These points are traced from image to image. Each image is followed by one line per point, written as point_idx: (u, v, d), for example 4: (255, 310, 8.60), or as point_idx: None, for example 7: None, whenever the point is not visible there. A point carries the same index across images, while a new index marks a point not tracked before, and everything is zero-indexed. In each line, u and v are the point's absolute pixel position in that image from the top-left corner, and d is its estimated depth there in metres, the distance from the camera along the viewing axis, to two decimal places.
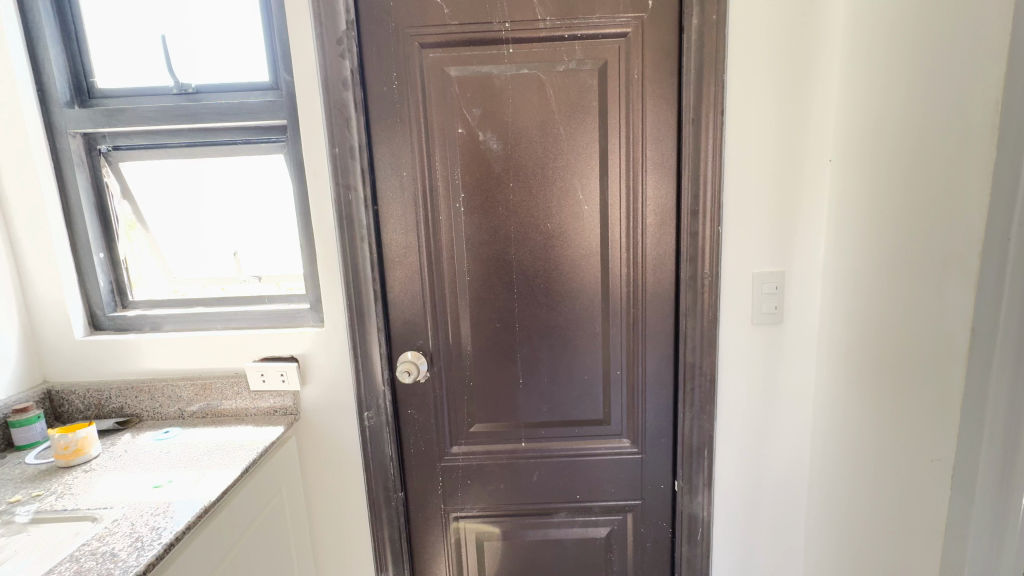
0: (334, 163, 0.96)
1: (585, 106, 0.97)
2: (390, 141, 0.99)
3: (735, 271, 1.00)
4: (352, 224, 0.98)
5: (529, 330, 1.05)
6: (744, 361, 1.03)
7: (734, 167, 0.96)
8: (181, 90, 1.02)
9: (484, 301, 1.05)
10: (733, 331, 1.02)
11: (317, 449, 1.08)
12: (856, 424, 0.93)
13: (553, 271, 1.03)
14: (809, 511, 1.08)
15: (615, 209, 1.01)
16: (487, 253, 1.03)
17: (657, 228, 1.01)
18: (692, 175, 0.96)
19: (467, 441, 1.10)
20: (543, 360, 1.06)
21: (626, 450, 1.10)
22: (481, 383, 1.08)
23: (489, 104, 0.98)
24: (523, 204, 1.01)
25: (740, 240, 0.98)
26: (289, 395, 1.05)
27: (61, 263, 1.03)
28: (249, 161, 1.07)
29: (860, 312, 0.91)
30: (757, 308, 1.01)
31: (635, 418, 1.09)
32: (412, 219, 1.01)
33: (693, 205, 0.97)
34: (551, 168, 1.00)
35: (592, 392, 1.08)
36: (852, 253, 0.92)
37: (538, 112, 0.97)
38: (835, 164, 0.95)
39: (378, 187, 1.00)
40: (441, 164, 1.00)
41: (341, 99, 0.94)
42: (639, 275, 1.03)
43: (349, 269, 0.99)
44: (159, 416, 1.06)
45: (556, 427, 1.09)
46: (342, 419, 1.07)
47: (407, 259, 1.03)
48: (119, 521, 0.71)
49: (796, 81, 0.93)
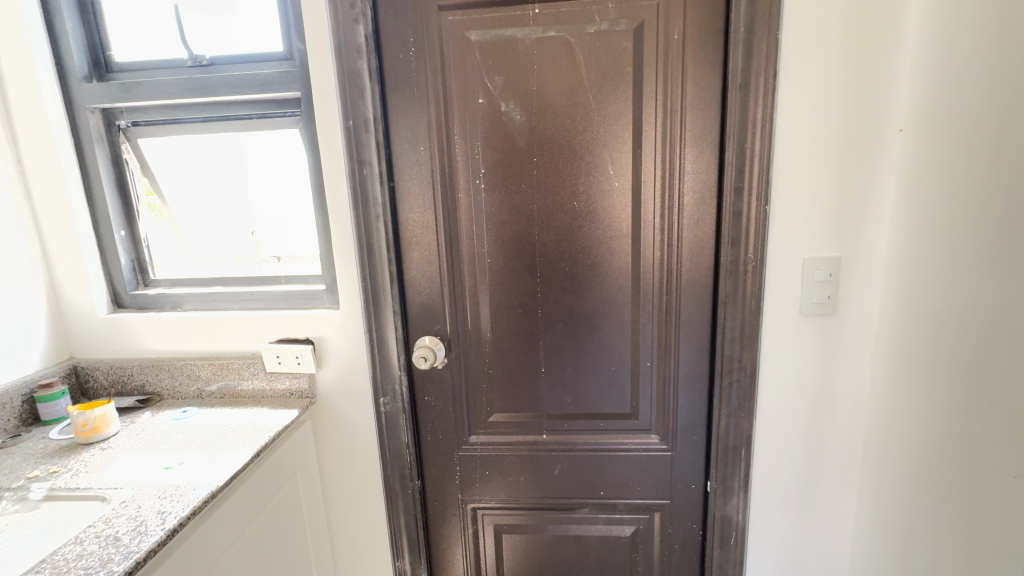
0: (347, 136, 0.91)
1: (618, 72, 0.88)
2: (407, 114, 0.93)
3: (782, 256, 0.90)
4: (367, 202, 0.93)
5: (554, 316, 0.99)
6: (789, 356, 0.94)
7: (784, 139, 0.85)
8: (195, 63, 0.98)
9: (502, 286, 0.99)
10: (778, 322, 0.93)
11: (334, 433, 1.05)
12: (921, 428, 0.83)
13: (579, 253, 0.96)
14: (858, 520, 0.99)
15: (648, 186, 0.92)
16: (508, 233, 0.96)
17: (695, 207, 0.92)
18: (737, 147, 0.86)
19: (486, 431, 1.05)
20: (568, 349, 1.00)
21: (654, 446, 1.03)
22: (501, 371, 1.02)
23: (511, 71, 0.90)
24: (549, 181, 0.93)
25: (790, 221, 0.88)
26: (305, 378, 1.03)
27: (83, 241, 1.03)
28: (265, 138, 1.04)
29: (931, 304, 0.80)
30: (805, 298, 0.91)
31: (666, 414, 1.01)
32: (429, 196, 0.96)
33: (737, 182, 0.87)
34: (578, 141, 0.91)
35: (618, 383, 1.01)
36: (923, 236, 0.81)
37: (566, 79, 0.89)
38: (907, 134, 0.83)
39: (395, 162, 0.95)
40: (459, 138, 0.94)
41: (355, 68, 0.88)
42: (673, 258, 0.94)
43: (365, 249, 0.95)
44: (179, 395, 1.06)
45: (580, 420, 1.03)
46: (357, 403, 1.04)
47: (426, 239, 0.98)
48: (127, 503, 0.69)
49: (861, 38, 0.81)
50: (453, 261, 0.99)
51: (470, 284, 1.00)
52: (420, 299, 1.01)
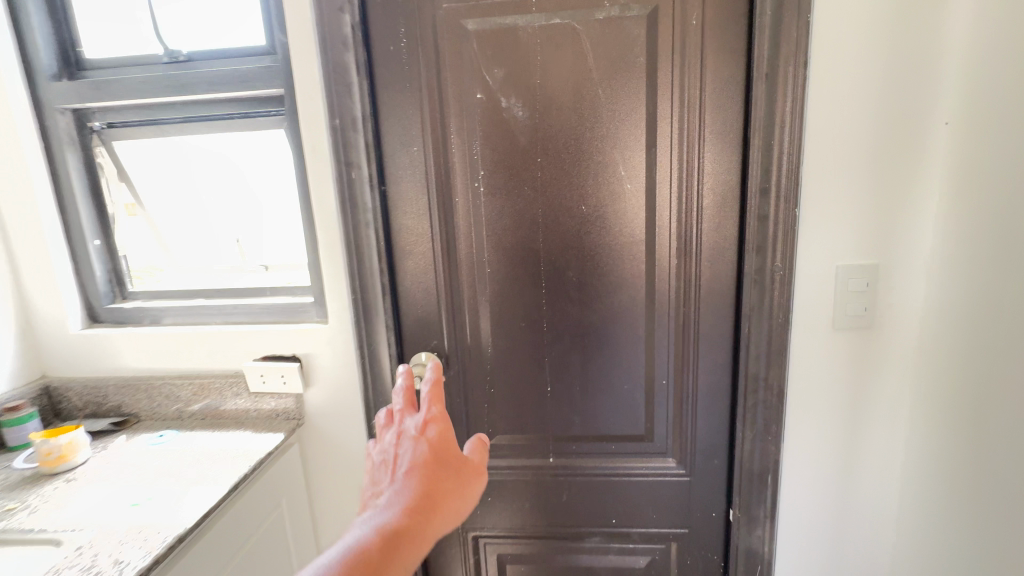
0: (333, 136, 0.83)
1: (630, 63, 0.80)
2: (399, 111, 0.85)
3: (813, 264, 0.81)
4: (356, 207, 0.85)
5: (560, 330, 0.91)
6: (820, 373, 0.85)
7: (816, 134, 0.77)
8: (172, 59, 0.91)
9: (505, 297, 0.91)
10: (808, 337, 0.84)
11: (323, 457, 0.98)
12: (977, 454, 0.74)
13: (588, 262, 0.88)
14: (896, 552, 0.90)
15: (663, 187, 0.84)
16: (512, 238, 0.88)
17: (715, 210, 0.83)
18: (763, 143, 0.77)
19: (488, 454, 0.97)
20: (577, 365, 0.92)
21: (670, 471, 0.95)
22: (504, 389, 0.94)
23: (512, 63, 0.82)
24: (554, 183, 0.85)
25: (821, 225, 0.80)
26: (291, 398, 0.95)
27: (53, 251, 0.96)
28: (249, 140, 0.96)
29: (995, 318, 0.71)
30: (839, 310, 0.82)
31: (684, 436, 0.93)
32: (424, 200, 0.88)
33: (764, 182, 0.78)
34: (586, 138, 0.83)
35: (631, 402, 0.93)
36: (977, 240, 0.72)
37: (573, 71, 0.81)
38: (956, 127, 0.74)
39: (387, 163, 0.87)
40: (456, 135, 0.86)
41: (341, 61, 0.81)
42: (691, 267, 0.86)
43: (354, 259, 0.87)
44: (157, 417, 0.98)
45: (590, 442, 0.95)
46: (348, 425, 0.96)
47: (421, 246, 0.90)
48: (82, 550, 0.62)
49: (903, 21, 0.73)
50: (453, 271, 0.91)
51: (471, 296, 0.92)
52: (417, 311, 0.93)
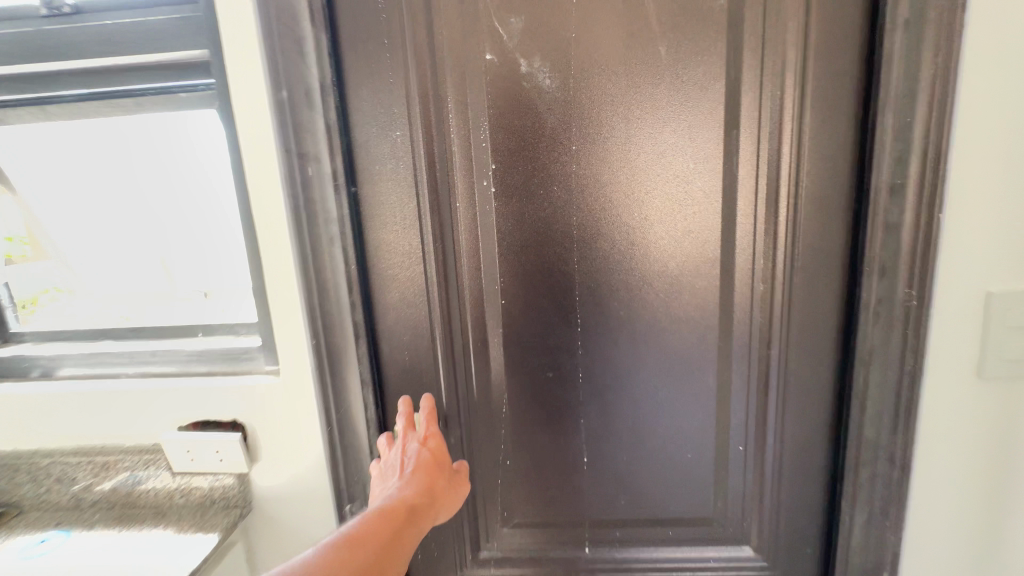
0: (279, 115, 0.57)
1: (705, 8, 0.56)
2: (375, 81, 0.60)
3: (966, 293, 0.57)
4: (314, 219, 0.60)
5: (601, 382, 0.67)
6: (970, 443, 0.61)
7: (986, 105, 0.52)
8: (49, 8, 0.63)
9: (523, 337, 0.66)
10: (955, 394, 0.60)
11: (278, 557, 0.72)
12: None
13: (640, 290, 0.64)
14: None
15: (748, 186, 0.60)
16: (531, 257, 0.64)
17: (820, 218, 0.60)
18: (900, 122, 0.54)
19: (502, 544, 0.73)
20: (622, 428, 0.68)
21: (746, 564, 0.71)
22: (524, 461, 0.70)
23: (536, 11, 0.58)
24: (594, 182, 0.61)
25: (984, 238, 0.56)
26: (231, 478, 0.69)
27: None
28: (172, 125, 0.70)
29: None
30: (1003, 358, 0.58)
31: (766, 519, 0.69)
32: (411, 206, 0.63)
33: (896, 177, 0.55)
34: (641, 119, 0.59)
35: (696, 475, 0.69)
36: None
37: (624, 22, 0.57)
38: None
39: (359, 154, 0.62)
40: (455, 115, 0.61)
41: (290, 6, 0.55)
42: (785, 296, 0.62)
43: (313, 290, 0.62)
44: (47, 507, 0.73)
45: (639, 527, 0.71)
46: (311, 515, 0.71)
47: (408, 269, 0.65)
48: None
49: None
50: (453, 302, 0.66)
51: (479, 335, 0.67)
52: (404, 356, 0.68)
